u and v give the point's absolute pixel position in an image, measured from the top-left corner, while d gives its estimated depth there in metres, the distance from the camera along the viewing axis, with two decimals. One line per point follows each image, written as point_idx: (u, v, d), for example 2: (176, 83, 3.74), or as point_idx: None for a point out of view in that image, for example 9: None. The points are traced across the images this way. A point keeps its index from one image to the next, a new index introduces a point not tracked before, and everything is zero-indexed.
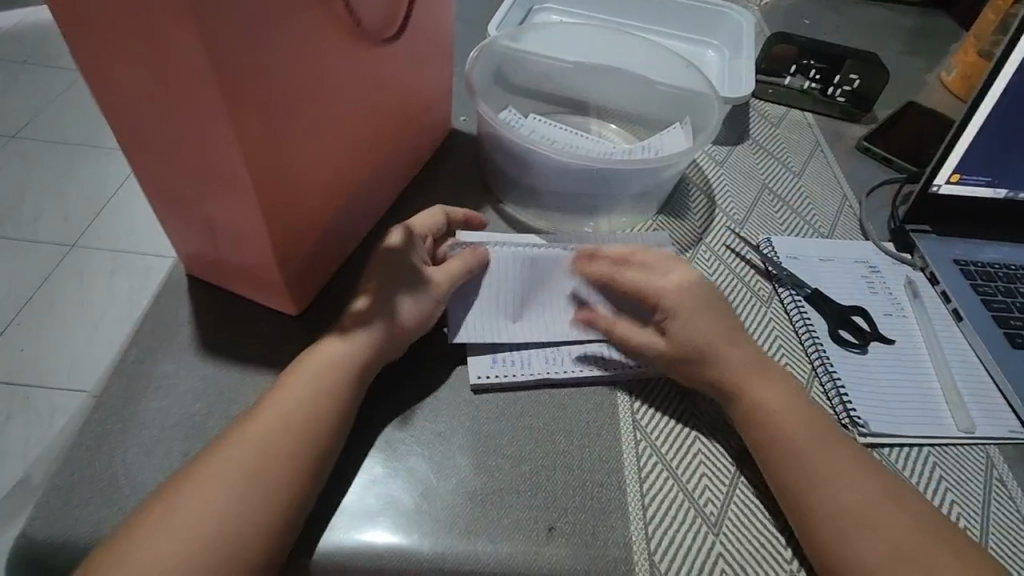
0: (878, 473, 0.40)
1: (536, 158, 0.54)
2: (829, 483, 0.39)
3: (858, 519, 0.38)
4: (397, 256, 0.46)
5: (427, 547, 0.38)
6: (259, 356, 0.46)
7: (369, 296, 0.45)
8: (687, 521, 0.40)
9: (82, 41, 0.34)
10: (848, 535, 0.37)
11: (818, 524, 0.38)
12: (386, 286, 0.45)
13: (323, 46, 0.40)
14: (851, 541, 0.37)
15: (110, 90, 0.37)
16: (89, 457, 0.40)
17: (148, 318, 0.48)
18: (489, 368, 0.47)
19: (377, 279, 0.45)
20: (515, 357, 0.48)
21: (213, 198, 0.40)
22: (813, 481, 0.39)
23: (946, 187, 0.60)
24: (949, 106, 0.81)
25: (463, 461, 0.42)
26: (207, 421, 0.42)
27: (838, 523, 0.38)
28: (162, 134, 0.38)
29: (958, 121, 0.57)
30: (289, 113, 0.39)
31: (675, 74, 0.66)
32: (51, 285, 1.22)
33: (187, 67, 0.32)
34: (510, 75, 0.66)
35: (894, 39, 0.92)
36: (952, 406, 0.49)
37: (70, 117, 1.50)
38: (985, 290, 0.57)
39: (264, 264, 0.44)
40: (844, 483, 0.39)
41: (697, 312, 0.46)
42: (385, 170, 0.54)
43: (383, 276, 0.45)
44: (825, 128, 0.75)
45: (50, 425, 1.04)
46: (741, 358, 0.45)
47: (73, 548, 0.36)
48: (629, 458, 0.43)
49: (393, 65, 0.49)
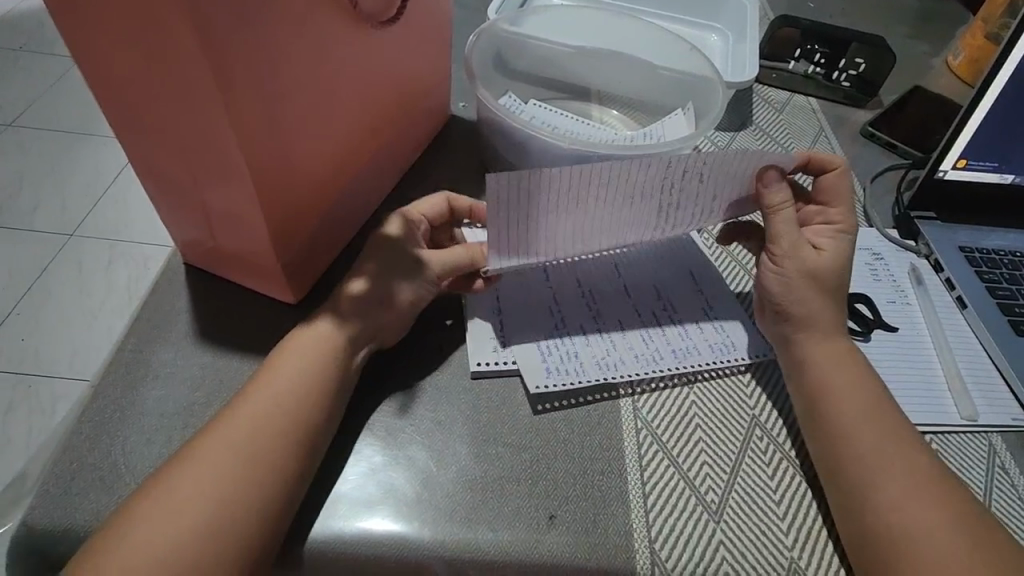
0: (925, 465, 0.40)
1: (537, 144, 0.53)
2: (864, 473, 0.39)
3: (892, 508, 0.38)
4: (397, 248, 0.45)
5: (428, 536, 0.38)
6: (258, 346, 0.46)
7: (366, 278, 0.44)
8: (687, 510, 0.40)
9: (69, 26, 0.33)
10: (880, 526, 0.37)
11: (853, 515, 0.39)
12: (386, 273, 0.44)
13: (319, 29, 0.39)
14: (885, 532, 0.37)
15: (103, 79, 0.36)
16: (88, 447, 0.40)
17: (147, 307, 0.47)
18: (545, 378, 0.45)
19: (372, 261, 0.45)
20: (568, 363, 0.46)
21: (209, 185, 0.40)
22: (848, 473, 0.40)
23: (952, 173, 0.60)
24: (955, 91, 0.80)
25: (464, 450, 0.42)
26: (206, 410, 0.42)
27: (869, 513, 0.38)
28: (159, 122, 0.37)
29: (965, 106, 0.56)
30: (286, 99, 0.38)
31: (678, 58, 0.65)
32: (50, 275, 1.21)
33: (179, 50, 0.32)
34: (510, 60, 0.65)
35: (900, 22, 0.91)
36: (956, 393, 0.48)
37: (68, 105, 1.49)
38: (990, 277, 0.56)
39: (261, 251, 0.43)
40: (878, 471, 0.39)
41: (801, 291, 0.45)
42: (384, 157, 0.54)
43: (381, 262, 0.45)
44: (829, 113, 0.74)
45: (50, 415, 1.04)
46: (831, 343, 0.45)
47: (75, 535, 0.36)
48: (630, 447, 0.43)
49: (392, 49, 0.49)
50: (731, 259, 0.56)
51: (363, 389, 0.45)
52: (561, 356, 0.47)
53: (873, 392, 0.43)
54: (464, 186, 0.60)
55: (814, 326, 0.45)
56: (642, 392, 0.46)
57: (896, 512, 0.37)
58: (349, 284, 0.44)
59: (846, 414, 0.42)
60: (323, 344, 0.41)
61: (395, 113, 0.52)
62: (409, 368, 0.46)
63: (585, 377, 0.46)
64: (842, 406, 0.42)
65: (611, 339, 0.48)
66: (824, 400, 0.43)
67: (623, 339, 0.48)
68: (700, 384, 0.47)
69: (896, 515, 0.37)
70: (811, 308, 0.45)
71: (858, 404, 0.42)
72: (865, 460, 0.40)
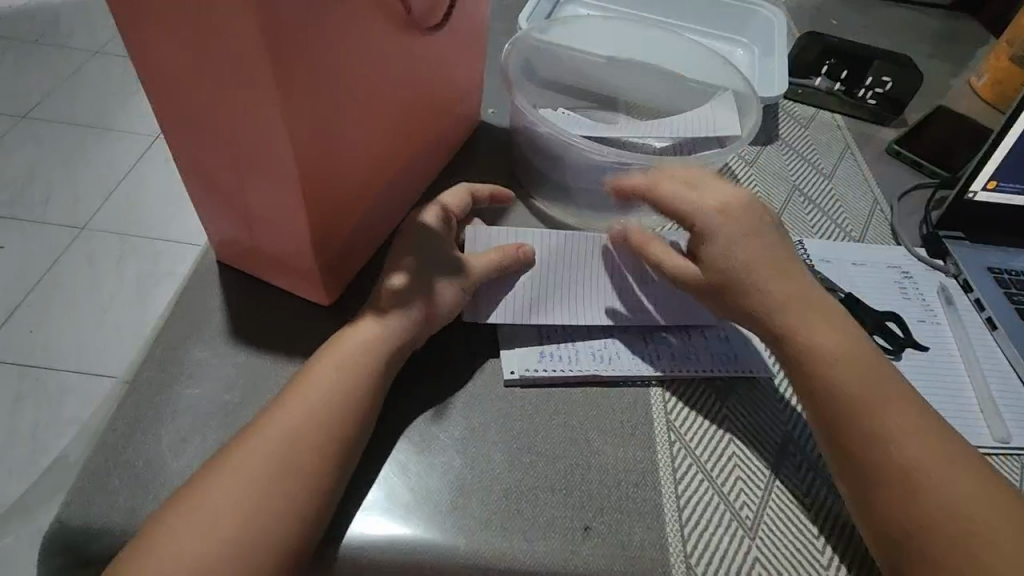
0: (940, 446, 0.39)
1: (572, 153, 0.54)
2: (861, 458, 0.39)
3: (916, 511, 0.37)
4: (430, 236, 0.46)
5: (463, 544, 0.38)
6: (292, 346, 0.46)
7: (404, 272, 0.44)
8: (722, 524, 0.40)
9: (127, 23, 0.34)
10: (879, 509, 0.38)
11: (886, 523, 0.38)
12: (425, 267, 0.45)
13: (374, 31, 0.39)
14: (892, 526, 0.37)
15: (155, 75, 0.36)
16: (122, 443, 0.39)
17: (180, 303, 0.47)
18: (537, 362, 0.46)
19: (407, 253, 0.45)
20: (561, 352, 0.47)
21: (254, 184, 0.40)
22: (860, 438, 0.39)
23: (982, 194, 0.60)
24: (978, 111, 0.80)
25: (498, 457, 0.42)
26: (240, 410, 0.42)
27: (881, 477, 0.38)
28: (206, 119, 0.37)
29: (998, 129, 0.56)
30: (337, 99, 0.38)
31: (710, 72, 0.65)
32: (62, 267, 1.21)
33: (243, 50, 0.32)
34: (541, 68, 0.65)
35: (922, 41, 0.92)
36: (988, 415, 0.48)
37: (83, 98, 1.50)
38: (1018, 299, 0.56)
39: (301, 252, 0.43)
40: (885, 470, 0.38)
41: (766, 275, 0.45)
42: (418, 162, 0.53)
43: (416, 253, 0.45)
44: (855, 130, 0.74)
45: (58, 408, 1.04)
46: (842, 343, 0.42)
47: (109, 533, 0.36)
48: (664, 458, 0.43)
49: (433, 53, 0.49)
50: None
51: (397, 392, 0.44)
52: (570, 360, 0.47)
53: (903, 402, 0.41)
54: None
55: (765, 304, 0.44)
56: (675, 404, 0.46)
57: (891, 498, 0.37)
58: (386, 283, 0.44)
59: (839, 381, 0.41)
60: (361, 350, 0.41)
61: (431, 118, 0.52)
62: (443, 374, 0.46)
63: (609, 370, 0.47)
64: (878, 436, 0.39)
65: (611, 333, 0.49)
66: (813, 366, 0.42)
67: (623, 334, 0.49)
68: (732, 398, 0.47)
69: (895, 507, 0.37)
70: (791, 291, 0.44)
71: (890, 434, 0.39)
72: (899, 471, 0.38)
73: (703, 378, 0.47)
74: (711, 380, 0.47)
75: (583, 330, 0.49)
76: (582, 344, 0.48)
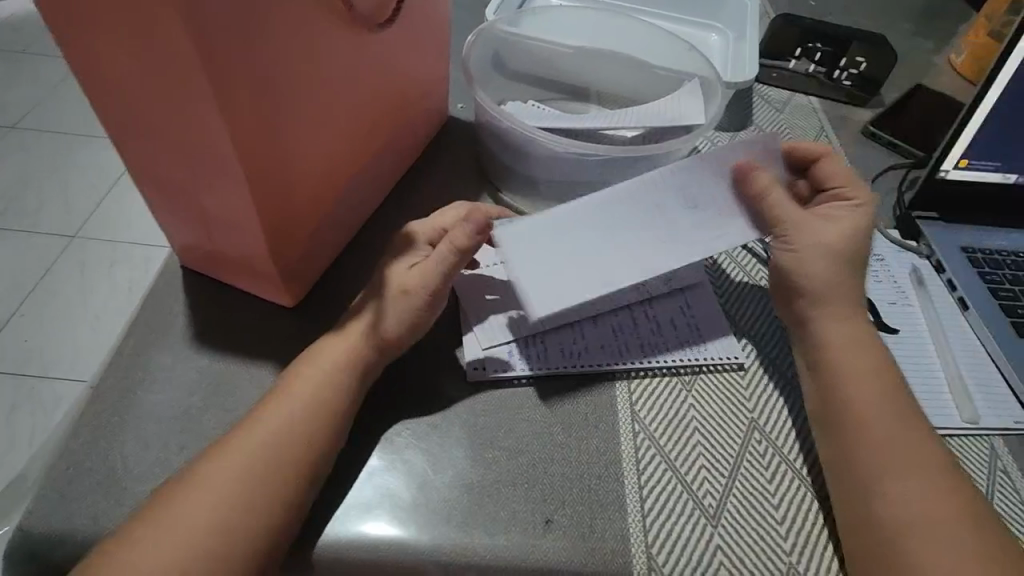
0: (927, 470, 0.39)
1: (536, 147, 0.53)
2: (866, 447, 0.40)
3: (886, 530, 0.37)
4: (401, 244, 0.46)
5: (423, 539, 0.38)
6: (256, 349, 0.46)
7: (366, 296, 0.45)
8: (685, 514, 0.40)
9: (64, 31, 0.33)
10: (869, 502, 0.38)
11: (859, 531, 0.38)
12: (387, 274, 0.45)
13: (318, 34, 0.39)
14: (883, 525, 0.37)
15: (98, 82, 0.36)
16: (85, 451, 0.40)
17: (144, 310, 0.47)
18: (504, 361, 0.46)
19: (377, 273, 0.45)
20: (529, 349, 0.47)
21: (207, 192, 0.40)
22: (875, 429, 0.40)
23: (954, 173, 0.59)
24: (958, 89, 0.79)
25: (460, 454, 0.42)
26: (203, 414, 0.42)
27: (870, 456, 0.39)
28: (153, 127, 0.37)
29: (967, 106, 0.56)
30: (284, 100, 0.39)
31: (679, 58, 0.65)
32: (53, 276, 1.22)
33: (179, 60, 0.32)
34: (508, 61, 0.65)
35: (902, 19, 0.90)
36: (957, 396, 0.48)
37: (70, 106, 1.50)
38: (992, 278, 0.56)
39: (259, 255, 0.44)
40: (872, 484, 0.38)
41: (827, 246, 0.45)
42: (380, 161, 0.53)
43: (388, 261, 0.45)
44: (831, 112, 0.73)
45: (54, 414, 1.05)
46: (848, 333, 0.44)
47: (72, 540, 0.37)
48: (626, 449, 0.43)
49: (388, 52, 0.48)
50: (732, 262, 0.55)
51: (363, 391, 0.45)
52: (537, 359, 0.47)
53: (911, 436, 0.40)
54: (463, 188, 0.59)
55: (831, 304, 0.45)
56: (640, 396, 0.46)
57: (895, 494, 0.38)
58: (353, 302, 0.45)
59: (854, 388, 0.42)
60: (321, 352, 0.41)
61: (392, 115, 0.52)
62: (409, 371, 0.46)
63: (574, 363, 0.47)
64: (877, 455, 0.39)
65: (579, 327, 0.49)
66: (847, 356, 0.43)
67: (591, 328, 0.49)
68: (697, 388, 0.47)
69: (893, 505, 0.37)
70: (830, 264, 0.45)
71: (904, 435, 0.40)
72: (901, 473, 0.38)
73: (670, 369, 0.47)
74: (676, 370, 0.47)
75: (550, 326, 0.49)
76: (549, 340, 0.48)
